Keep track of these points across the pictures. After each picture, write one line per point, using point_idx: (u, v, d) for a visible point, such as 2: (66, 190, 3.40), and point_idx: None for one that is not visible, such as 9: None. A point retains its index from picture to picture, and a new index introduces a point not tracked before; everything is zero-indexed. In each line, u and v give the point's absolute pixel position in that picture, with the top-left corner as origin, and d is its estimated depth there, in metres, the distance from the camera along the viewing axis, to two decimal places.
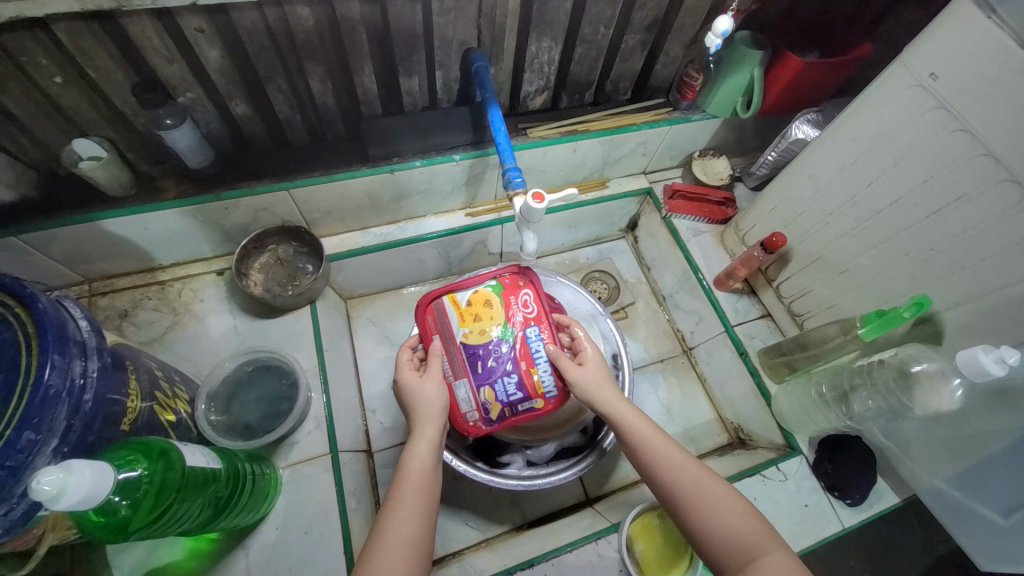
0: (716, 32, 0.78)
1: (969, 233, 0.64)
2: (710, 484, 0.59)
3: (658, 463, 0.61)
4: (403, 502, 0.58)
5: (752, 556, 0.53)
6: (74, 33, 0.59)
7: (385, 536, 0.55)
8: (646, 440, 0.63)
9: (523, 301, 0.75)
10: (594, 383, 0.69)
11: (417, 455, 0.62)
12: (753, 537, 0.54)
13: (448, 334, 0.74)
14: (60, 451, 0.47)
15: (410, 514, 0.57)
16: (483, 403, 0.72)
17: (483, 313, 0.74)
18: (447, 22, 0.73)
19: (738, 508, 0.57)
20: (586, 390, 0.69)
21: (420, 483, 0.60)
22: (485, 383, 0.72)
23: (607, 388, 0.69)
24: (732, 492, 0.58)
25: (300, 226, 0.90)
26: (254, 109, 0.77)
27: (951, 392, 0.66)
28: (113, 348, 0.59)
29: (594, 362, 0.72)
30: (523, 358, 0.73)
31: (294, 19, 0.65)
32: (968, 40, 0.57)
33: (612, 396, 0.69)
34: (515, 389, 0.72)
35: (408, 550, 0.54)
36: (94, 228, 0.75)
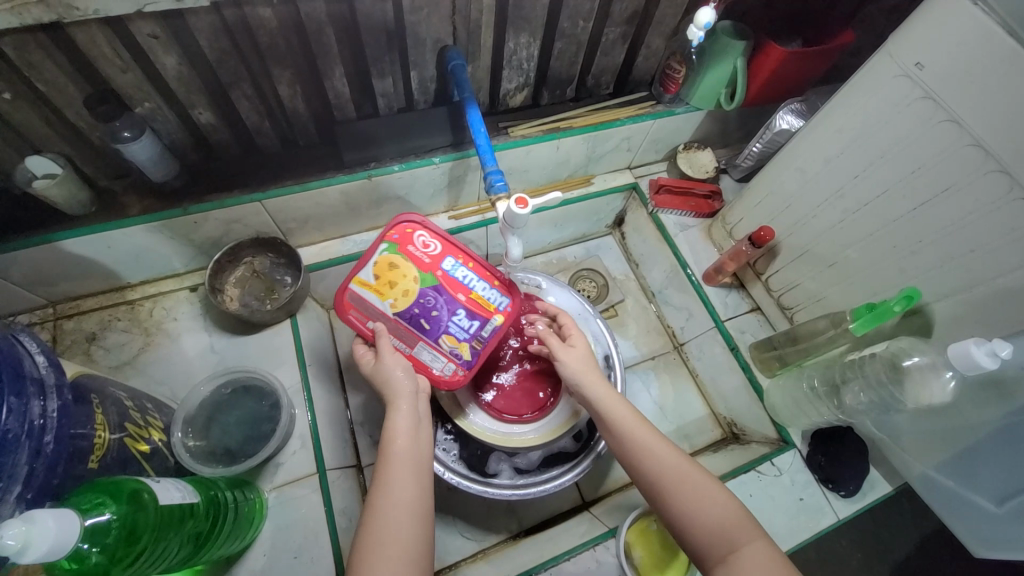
0: (698, 24, 0.76)
1: (957, 224, 0.64)
2: (695, 475, 0.58)
3: (643, 450, 0.60)
4: (391, 471, 0.58)
5: (733, 546, 0.52)
6: (20, 46, 0.55)
7: (382, 505, 0.55)
8: (633, 427, 0.63)
9: (425, 244, 0.72)
10: (582, 369, 0.69)
11: (397, 424, 0.61)
12: (734, 527, 0.53)
13: (379, 316, 0.71)
14: (24, 498, 0.45)
15: (401, 481, 0.57)
16: (450, 350, 0.72)
17: (396, 277, 0.71)
18: (420, 20, 0.70)
19: (721, 498, 0.56)
20: (573, 374, 0.69)
21: (404, 451, 0.60)
22: (440, 334, 0.71)
23: (595, 374, 0.69)
24: (715, 481, 0.57)
25: (275, 237, 0.86)
26: (219, 117, 0.73)
27: (943, 385, 0.66)
28: (76, 381, 0.56)
29: (583, 349, 0.72)
30: (454, 292, 0.72)
31: (256, 20, 0.61)
32: (955, 29, 0.56)
33: (598, 382, 0.68)
34: (468, 320, 0.72)
35: (407, 515, 0.55)
36: (53, 250, 0.71)
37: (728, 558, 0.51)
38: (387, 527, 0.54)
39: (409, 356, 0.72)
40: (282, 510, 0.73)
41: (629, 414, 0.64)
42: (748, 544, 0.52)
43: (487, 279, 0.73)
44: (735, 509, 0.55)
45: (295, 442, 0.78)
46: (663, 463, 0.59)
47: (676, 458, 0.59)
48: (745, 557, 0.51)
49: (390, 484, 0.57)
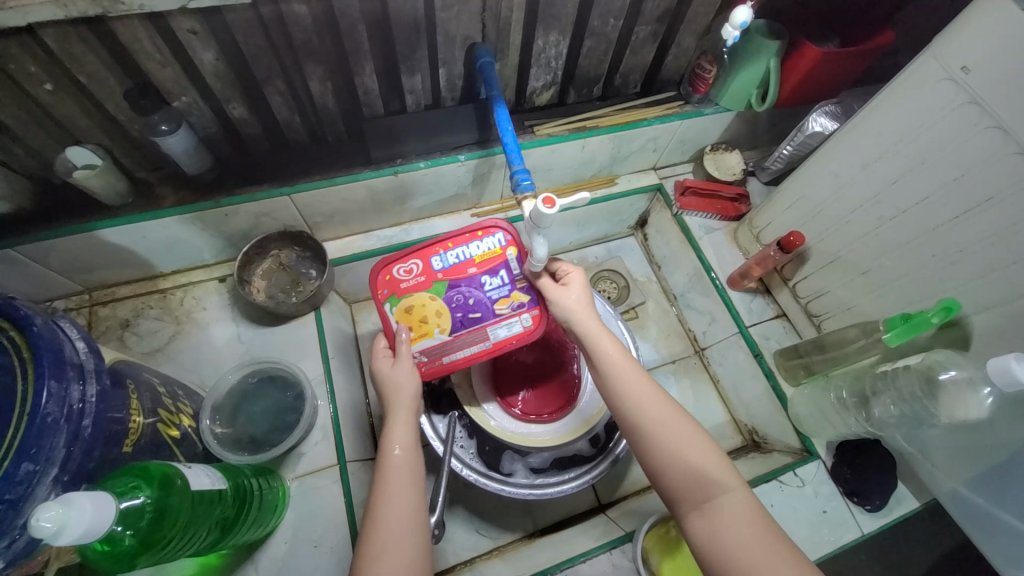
0: (733, 23, 0.74)
1: (1001, 234, 0.61)
2: (682, 423, 0.58)
3: (629, 395, 0.61)
4: (390, 480, 0.59)
5: (711, 493, 0.53)
6: (63, 39, 0.57)
7: (381, 513, 0.56)
8: (625, 372, 0.62)
9: (411, 270, 0.74)
10: (579, 313, 0.68)
11: (395, 435, 0.63)
12: (714, 476, 0.54)
13: (442, 347, 0.73)
14: (61, 481, 0.46)
15: (400, 488, 0.58)
16: (512, 307, 0.74)
17: (420, 311, 0.73)
18: (451, 17, 0.70)
19: (704, 447, 0.56)
20: (570, 318, 0.68)
21: (401, 461, 0.61)
22: (492, 307, 0.74)
23: (592, 318, 0.68)
24: (698, 429, 0.58)
25: (302, 231, 0.88)
26: (252, 112, 0.74)
27: (980, 402, 0.63)
28: (113, 367, 0.58)
29: (581, 291, 0.71)
30: (464, 273, 0.74)
31: (291, 17, 0.62)
32: (1005, 31, 0.53)
33: (591, 323, 0.67)
34: (493, 278, 0.74)
35: (407, 523, 0.56)
36: (91, 238, 0.73)
37: (705, 505, 0.53)
38: (386, 535, 0.55)
39: (496, 345, 0.74)
40: (303, 499, 0.75)
41: (623, 359, 0.64)
42: (726, 494, 0.53)
43: (471, 239, 0.75)
44: (717, 458, 0.55)
45: (317, 433, 0.79)
46: (652, 408, 0.59)
47: (664, 406, 0.59)
48: (721, 507, 0.52)
49: (388, 492, 0.58)
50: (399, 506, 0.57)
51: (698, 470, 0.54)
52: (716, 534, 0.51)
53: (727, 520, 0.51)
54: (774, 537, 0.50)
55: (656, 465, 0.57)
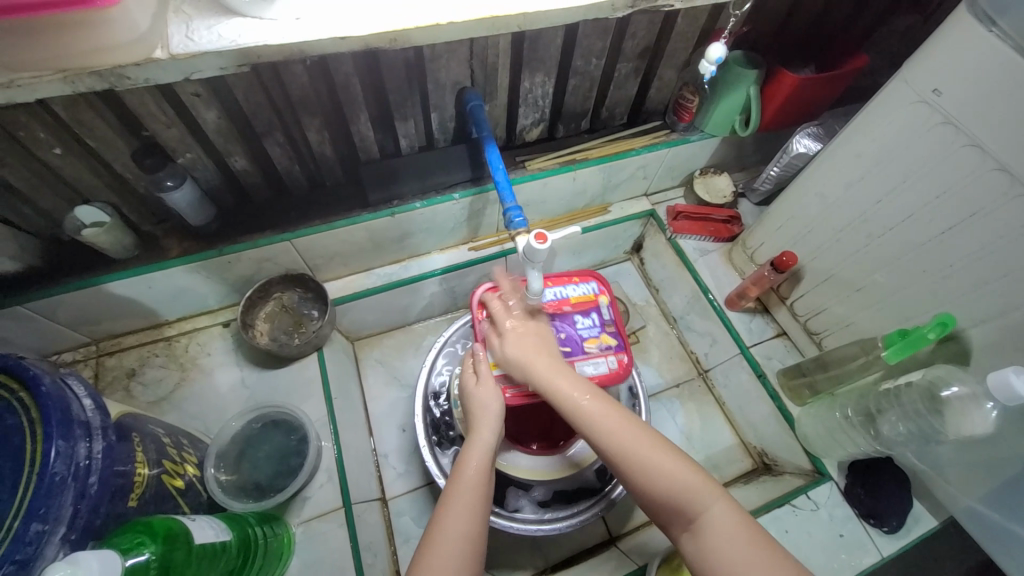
0: (710, 58, 0.77)
1: (988, 248, 0.62)
2: (651, 444, 0.57)
3: (597, 434, 0.59)
4: (459, 498, 0.58)
5: (694, 513, 0.53)
6: (72, 106, 0.60)
7: (441, 532, 0.56)
8: (585, 409, 0.61)
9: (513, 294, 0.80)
10: (526, 354, 0.69)
11: (472, 454, 0.63)
12: (693, 495, 0.53)
13: None
14: (68, 539, 0.46)
15: (468, 510, 0.57)
16: (598, 350, 0.79)
17: None
18: (440, 66, 0.74)
19: (673, 459, 0.55)
20: (518, 362, 0.69)
21: (473, 481, 0.60)
22: (581, 348, 0.79)
23: (539, 354, 0.68)
24: (667, 450, 0.56)
25: (303, 274, 0.90)
26: (253, 163, 0.77)
27: (985, 416, 0.64)
28: (119, 420, 0.58)
29: (518, 335, 0.71)
30: (562, 310, 0.80)
31: (289, 75, 0.66)
32: (971, 55, 0.56)
33: (543, 367, 0.66)
34: (584, 322, 0.81)
35: (464, 545, 0.55)
36: (98, 291, 0.75)
37: (693, 528, 0.53)
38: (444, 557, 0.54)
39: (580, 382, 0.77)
40: (309, 546, 0.74)
41: (580, 386, 0.63)
42: (707, 510, 0.52)
43: (571, 282, 0.83)
44: (689, 472, 0.54)
45: (322, 476, 0.79)
46: (614, 437, 0.58)
47: (629, 432, 0.58)
48: (707, 525, 0.52)
49: (454, 513, 0.57)
50: (462, 528, 0.56)
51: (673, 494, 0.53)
52: (711, 555, 0.51)
53: (716, 539, 0.51)
54: (760, 545, 0.50)
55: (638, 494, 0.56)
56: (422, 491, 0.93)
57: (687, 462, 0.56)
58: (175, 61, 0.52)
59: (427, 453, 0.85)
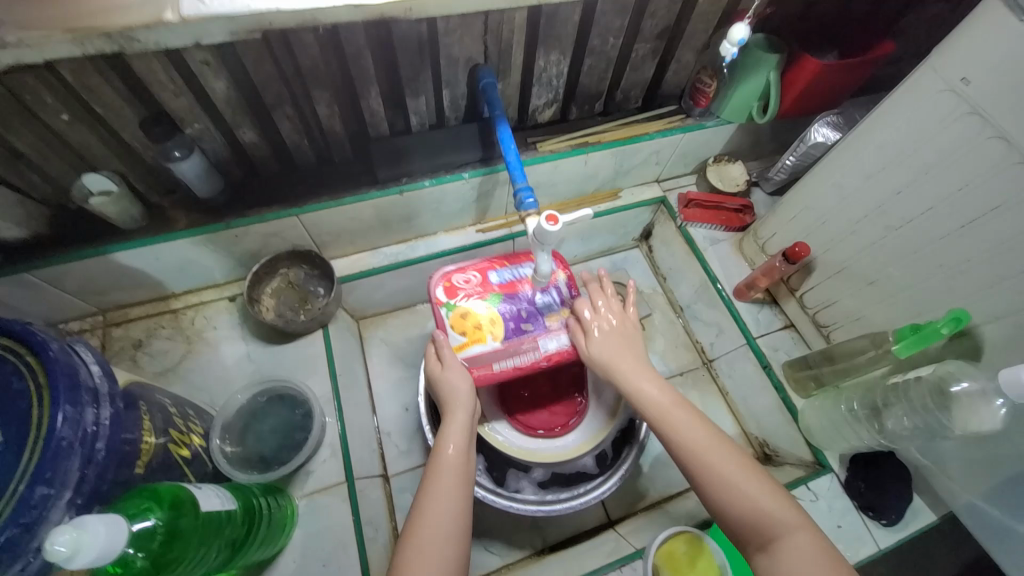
0: (731, 40, 0.75)
1: (1007, 244, 0.61)
2: (736, 460, 0.56)
3: (681, 438, 0.59)
4: (441, 480, 0.60)
5: (772, 531, 0.52)
6: (80, 71, 0.59)
7: (426, 511, 0.57)
8: (670, 413, 0.62)
9: (470, 279, 0.74)
10: (609, 353, 0.68)
11: (451, 437, 0.64)
12: (773, 515, 0.53)
13: (495, 355, 0.70)
14: (74, 503, 0.47)
15: (449, 493, 0.59)
16: (560, 324, 0.73)
17: (474, 318, 0.72)
18: (453, 41, 0.72)
19: (758, 481, 0.55)
20: (603, 355, 0.69)
21: (454, 464, 0.62)
22: (543, 323, 0.73)
23: (624, 353, 0.68)
24: (751, 468, 0.56)
25: (310, 250, 0.89)
26: (262, 136, 0.76)
27: (993, 412, 0.63)
28: (126, 388, 0.59)
29: (606, 333, 0.70)
30: (518, 287, 0.75)
31: (299, 46, 0.64)
32: (1004, 42, 0.54)
33: (629, 366, 0.67)
34: (544, 297, 0.74)
35: (449, 524, 0.56)
36: (106, 261, 0.75)
37: (769, 549, 0.52)
38: (429, 535, 0.55)
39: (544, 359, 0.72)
40: (312, 518, 0.75)
41: (663, 393, 0.64)
42: (786, 533, 0.51)
43: (526, 262, 0.78)
44: (770, 493, 0.54)
45: (325, 451, 0.80)
46: (698, 445, 0.58)
47: (715, 444, 0.58)
48: (785, 548, 0.51)
49: (439, 496, 0.58)
50: (446, 511, 0.57)
51: (754, 511, 0.53)
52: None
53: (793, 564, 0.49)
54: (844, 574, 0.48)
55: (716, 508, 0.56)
56: (424, 469, 0.94)
57: (772, 483, 0.55)
58: (185, 25, 0.50)
59: (428, 431, 0.86)
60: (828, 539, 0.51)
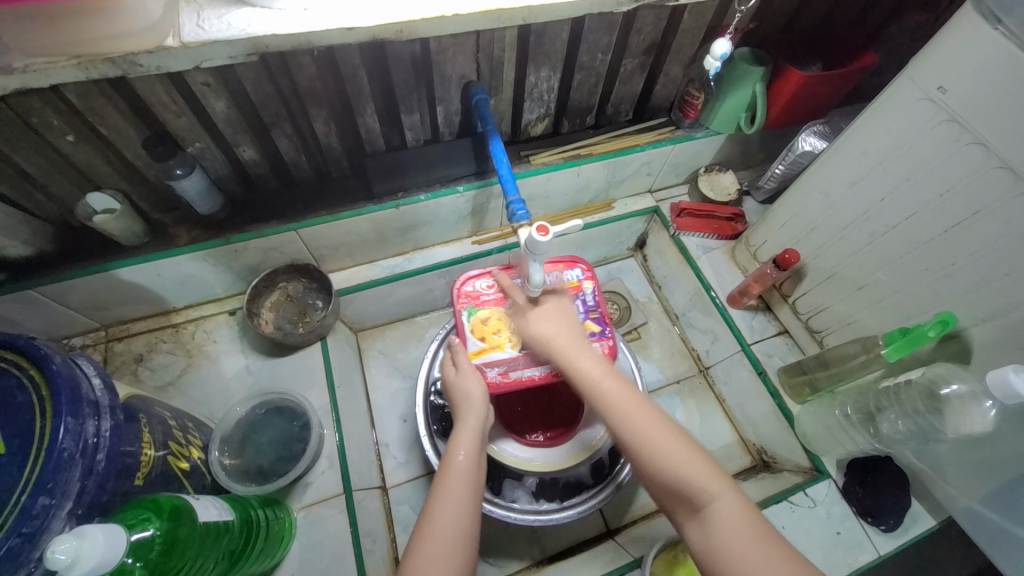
0: (715, 55, 0.77)
1: (991, 246, 0.62)
2: (664, 429, 0.59)
3: (616, 413, 0.61)
4: (450, 485, 0.60)
5: (701, 499, 0.54)
6: (86, 95, 0.61)
7: (433, 518, 0.58)
8: (603, 390, 0.63)
9: (493, 284, 0.79)
10: (547, 331, 0.71)
11: (461, 442, 0.65)
12: (699, 482, 0.54)
13: (513, 361, 0.74)
14: (75, 514, 0.47)
15: (458, 500, 0.59)
16: None
17: (496, 324, 0.76)
18: (446, 59, 0.74)
19: (686, 449, 0.57)
20: (542, 334, 0.71)
21: (463, 471, 0.62)
22: None
23: (563, 330, 0.70)
24: (682, 439, 0.58)
25: (309, 264, 0.91)
26: (261, 153, 0.78)
27: (984, 414, 0.64)
28: (127, 401, 0.60)
29: (546, 313, 0.73)
30: None
31: (296, 67, 0.66)
32: (976, 51, 0.56)
33: (566, 346, 0.68)
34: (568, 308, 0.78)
35: (456, 532, 0.57)
36: (109, 277, 0.77)
37: (700, 516, 0.54)
38: (437, 542, 0.56)
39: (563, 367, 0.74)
40: (310, 530, 0.75)
41: (593, 364, 0.66)
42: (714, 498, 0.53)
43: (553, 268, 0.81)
44: (701, 462, 0.56)
45: (323, 462, 0.80)
46: (630, 415, 0.60)
47: (645, 417, 0.60)
48: (714, 516, 0.52)
49: (446, 500, 0.59)
50: (454, 516, 0.57)
51: (680, 480, 0.55)
52: (713, 542, 0.52)
53: (722, 530, 0.52)
54: (766, 536, 0.51)
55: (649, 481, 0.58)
56: (422, 481, 0.94)
57: (698, 449, 0.57)
58: (184, 49, 0.53)
59: (426, 442, 0.87)
60: (755, 508, 0.53)
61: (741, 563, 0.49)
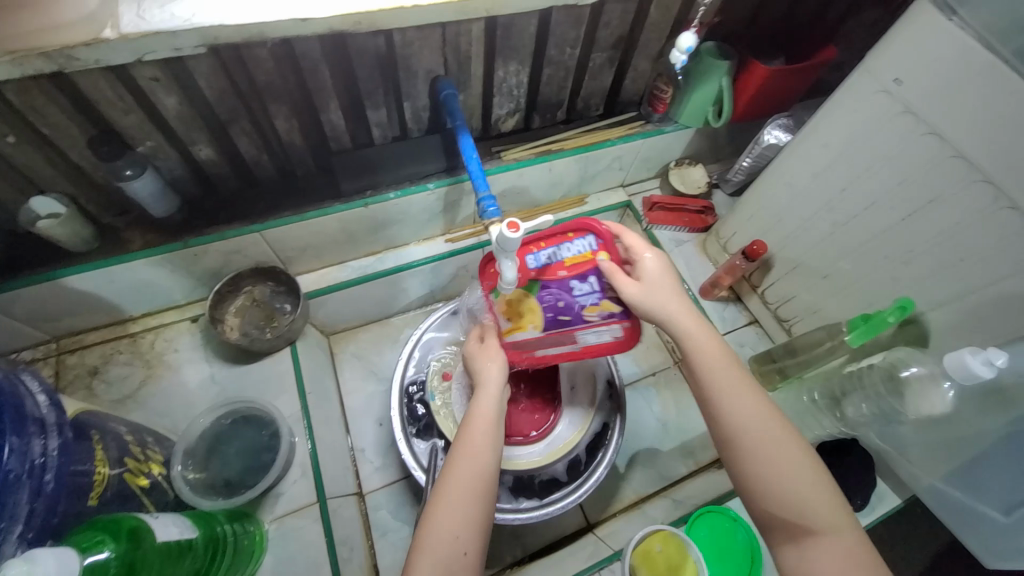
0: (681, 48, 0.78)
1: (945, 234, 0.65)
2: (788, 436, 0.53)
3: (733, 409, 0.55)
4: (472, 441, 0.59)
5: (814, 520, 0.49)
6: (23, 92, 0.57)
7: (456, 468, 0.56)
8: (722, 380, 0.56)
9: (509, 263, 0.67)
10: (664, 301, 0.62)
11: (483, 402, 0.64)
12: (818, 502, 0.50)
13: (533, 342, 0.71)
14: (26, 538, 0.45)
15: (481, 453, 0.58)
16: (602, 318, 0.69)
17: (517, 305, 0.69)
18: (411, 53, 0.72)
19: (807, 465, 0.52)
20: (659, 301, 0.62)
21: (485, 426, 0.61)
22: (582, 315, 0.68)
23: (677, 304, 0.62)
24: (806, 456, 0.53)
25: (275, 267, 0.88)
26: (219, 152, 0.75)
27: (942, 397, 0.66)
28: (78, 418, 0.56)
29: (660, 283, 0.63)
30: (556, 276, 0.66)
31: (253, 61, 0.63)
32: (931, 45, 0.58)
33: (687, 323, 0.61)
34: (585, 288, 0.67)
35: (479, 483, 0.55)
36: (56, 286, 0.72)
37: (806, 539, 0.49)
38: (458, 492, 0.54)
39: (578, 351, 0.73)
40: (284, 542, 0.73)
41: (715, 353, 0.58)
42: (832, 522, 0.49)
43: (564, 239, 0.67)
44: (820, 484, 0.51)
45: (296, 471, 0.78)
46: (752, 414, 0.54)
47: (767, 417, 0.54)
48: (822, 544, 0.48)
49: (470, 450, 0.58)
50: (474, 469, 0.56)
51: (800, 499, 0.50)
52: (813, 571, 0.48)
53: (828, 558, 0.48)
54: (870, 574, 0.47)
55: (752, 487, 0.53)
56: (400, 484, 0.93)
57: (820, 468, 0.52)
58: (126, 41, 0.50)
59: (402, 445, 0.85)
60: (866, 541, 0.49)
61: None
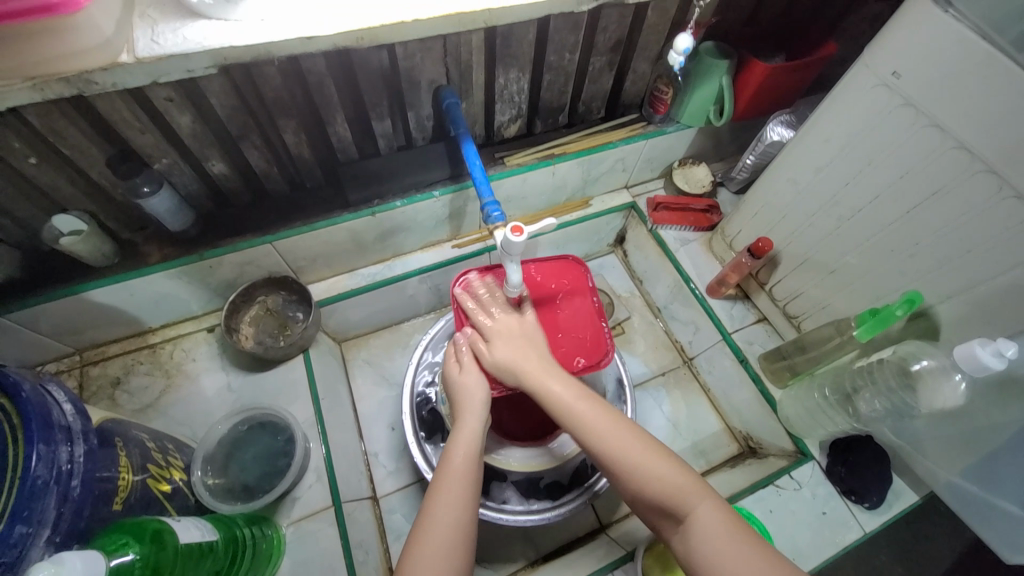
0: (677, 49, 0.79)
1: (951, 226, 0.64)
2: (642, 445, 0.57)
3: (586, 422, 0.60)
4: (449, 487, 0.58)
5: (686, 512, 0.53)
6: (46, 115, 0.59)
7: (431, 525, 0.55)
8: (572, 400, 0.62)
9: None
10: (513, 354, 0.67)
11: (459, 443, 0.63)
12: (682, 496, 0.53)
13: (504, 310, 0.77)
14: (53, 542, 0.46)
15: (456, 505, 0.57)
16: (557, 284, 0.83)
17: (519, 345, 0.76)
18: (414, 65, 0.74)
19: (647, 447, 0.57)
20: (506, 366, 0.66)
21: (460, 469, 0.60)
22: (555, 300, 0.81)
23: (528, 355, 0.66)
24: (653, 443, 0.58)
25: (286, 276, 0.90)
26: (231, 167, 0.77)
27: (954, 388, 0.66)
28: (102, 426, 0.58)
29: (507, 336, 0.69)
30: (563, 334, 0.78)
31: (261, 78, 0.66)
32: (927, 37, 0.58)
33: (525, 356, 0.66)
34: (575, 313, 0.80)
35: (454, 536, 0.55)
36: (79, 300, 0.75)
37: (682, 526, 0.53)
38: (434, 549, 0.54)
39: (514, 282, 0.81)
40: (300, 545, 0.74)
41: (563, 383, 0.63)
42: (697, 508, 0.52)
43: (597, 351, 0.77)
44: (673, 467, 0.55)
45: (311, 476, 0.79)
46: (607, 440, 0.58)
47: (620, 430, 0.59)
48: (694, 519, 0.52)
49: (441, 500, 0.57)
50: (451, 516, 0.56)
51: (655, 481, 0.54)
52: (698, 548, 0.51)
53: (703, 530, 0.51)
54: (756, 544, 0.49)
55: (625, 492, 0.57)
56: (413, 488, 0.94)
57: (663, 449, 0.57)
58: (141, 64, 0.52)
59: (414, 448, 0.86)
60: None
61: (723, 563, 0.49)
